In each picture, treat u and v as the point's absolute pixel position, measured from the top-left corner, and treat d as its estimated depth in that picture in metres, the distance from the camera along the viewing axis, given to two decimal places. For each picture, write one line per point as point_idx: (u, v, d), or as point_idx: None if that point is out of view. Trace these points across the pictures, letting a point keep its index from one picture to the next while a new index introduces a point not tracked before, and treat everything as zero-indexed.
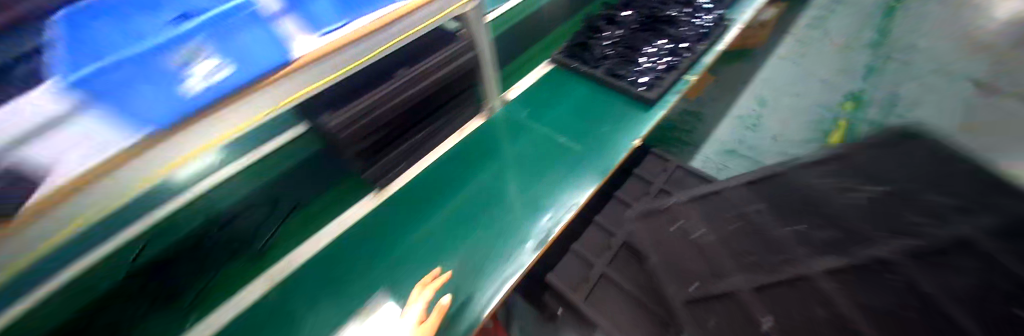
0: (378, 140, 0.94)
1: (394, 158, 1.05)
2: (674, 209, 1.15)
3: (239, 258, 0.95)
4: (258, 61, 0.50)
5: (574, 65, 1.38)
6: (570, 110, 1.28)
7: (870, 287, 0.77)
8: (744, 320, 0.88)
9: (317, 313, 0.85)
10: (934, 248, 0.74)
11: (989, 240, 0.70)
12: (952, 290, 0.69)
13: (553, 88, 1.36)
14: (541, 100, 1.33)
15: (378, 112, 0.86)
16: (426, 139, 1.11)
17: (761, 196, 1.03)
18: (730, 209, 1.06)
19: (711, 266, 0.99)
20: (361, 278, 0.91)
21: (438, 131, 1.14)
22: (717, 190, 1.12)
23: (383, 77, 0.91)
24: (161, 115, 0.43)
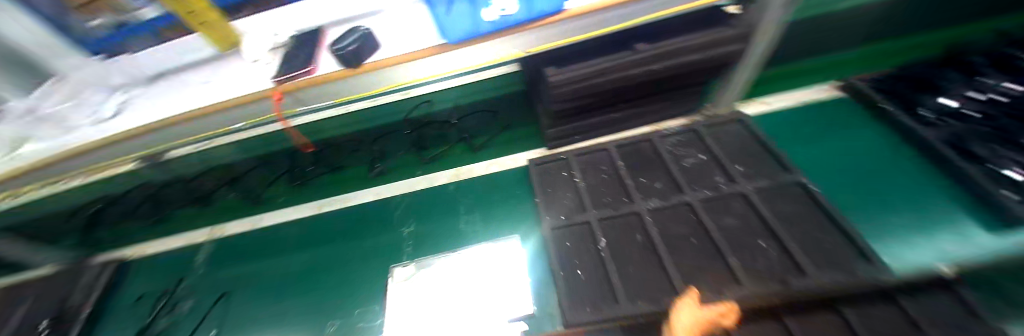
0: (582, 104, 0.90)
1: (590, 123, 1.00)
2: (635, 145, 0.98)
3: (462, 144, 1.22)
4: (535, 9, 0.65)
5: (883, 106, 0.95)
6: (839, 165, 0.89)
7: (679, 211, 0.83)
8: (589, 242, 0.85)
9: (468, 219, 1.03)
10: (724, 197, 0.82)
11: (757, 195, 0.80)
12: (765, 261, 0.72)
13: (808, 119, 1.00)
14: (800, 131, 0.97)
15: (601, 80, 0.79)
16: (621, 120, 1.01)
17: (687, 152, 0.92)
18: (670, 159, 0.91)
19: (627, 191, 0.90)
20: (505, 204, 1.04)
21: (638, 118, 1.00)
22: (680, 139, 0.95)
23: (622, 47, 0.81)
24: (482, 28, 0.68)
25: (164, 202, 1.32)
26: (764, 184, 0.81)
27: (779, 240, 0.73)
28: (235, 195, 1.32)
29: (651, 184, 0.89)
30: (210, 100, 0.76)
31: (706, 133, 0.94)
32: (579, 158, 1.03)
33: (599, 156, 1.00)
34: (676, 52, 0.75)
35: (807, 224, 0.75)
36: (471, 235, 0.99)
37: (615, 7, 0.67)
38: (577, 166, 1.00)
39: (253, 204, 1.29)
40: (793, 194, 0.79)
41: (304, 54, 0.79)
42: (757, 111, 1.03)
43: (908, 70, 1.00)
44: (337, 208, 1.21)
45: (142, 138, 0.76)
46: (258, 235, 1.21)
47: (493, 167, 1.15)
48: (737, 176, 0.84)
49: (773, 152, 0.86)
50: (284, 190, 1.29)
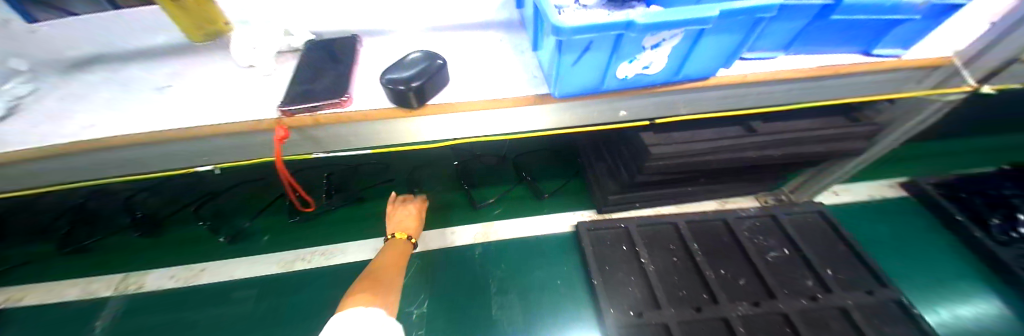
0: (667, 178, 0.77)
1: (661, 194, 0.88)
2: (706, 226, 0.88)
3: (524, 186, 1.08)
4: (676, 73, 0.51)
5: (959, 218, 0.90)
6: (919, 269, 0.85)
7: (771, 322, 0.71)
8: None
9: (503, 302, 0.83)
10: (821, 310, 0.72)
11: (858, 312, 0.71)
12: None
13: (876, 215, 0.95)
14: (869, 224, 0.93)
15: (711, 158, 0.68)
16: (694, 194, 0.90)
17: (767, 242, 0.84)
18: (751, 249, 0.82)
19: (708, 286, 0.77)
20: (550, 283, 0.86)
21: (712, 192, 0.91)
22: (756, 225, 0.88)
23: (732, 124, 0.71)
24: (606, 84, 0.51)
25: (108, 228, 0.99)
26: (859, 298, 0.73)
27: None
28: (201, 225, 1.00)
29: (734, 280, 0.78)
30: (169, 119, 0.47)
31: (783, 221, 0.87)
32: (641, 229, 0.89)
33: (665, 232, 0.88)
34: (793, 140, 0.68)
35: None
36: (508, 327, 0.79)
37: (759, 85, 0.55)
38: (641, 241, 0.86)
39: (204, 243, 0.97)
40: (886, 314, 0.71)
41: (330, 75, 0.52)
42: (826, 200, 0.98)
43: (969, 177, 0.98)
44: (317, 266, 0.92)
45: (33, 165, 0.45)
46: (195, 296, 0.87)
47: (531, 231, 0.98)
48: (832, 286, 0.75)
49: (865, 259, 0.79)
50: (268, 225, 1.00)
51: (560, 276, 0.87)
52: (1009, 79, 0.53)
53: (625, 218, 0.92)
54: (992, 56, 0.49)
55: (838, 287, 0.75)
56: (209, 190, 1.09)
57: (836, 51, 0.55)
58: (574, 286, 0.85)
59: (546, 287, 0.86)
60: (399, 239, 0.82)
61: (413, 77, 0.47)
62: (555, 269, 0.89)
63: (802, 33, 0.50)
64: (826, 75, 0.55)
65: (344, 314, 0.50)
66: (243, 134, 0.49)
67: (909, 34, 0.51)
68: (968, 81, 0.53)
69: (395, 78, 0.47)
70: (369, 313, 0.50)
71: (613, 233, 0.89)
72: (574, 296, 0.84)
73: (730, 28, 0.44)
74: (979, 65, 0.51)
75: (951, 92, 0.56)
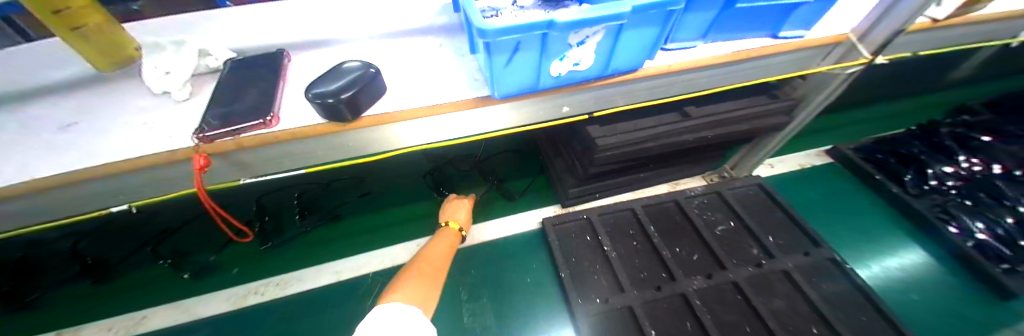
0: (621, 167, 0.81)
1: (618, 183, 0.92)
2: (660, 208, 0.93)
3: (488, 189, 1.07)
4: (607, 67, 0.53)
5: (877, 177, 1.01)
6: (851, 225, 0.95)
7: (724, 291, 0.76)
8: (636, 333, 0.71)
9: (475, 309, 0.82)
10: (766, 274, 0.78)
11: (798, 272, 0.78)
12: None
13: (807, 182, 1.05)
14: (806, 190, 1.03)
15: (652, 145, 0.72)
16: (646, 179, 0.95)
17: (715, 217, 0.90)
18: (702, 225, 0.88)
19: (666, 265, 0.81)
20: (519, 283, 0.87)
21: (663, 176, 0.96)
22: (706, 202, 0.93)
23: (672, 110, 0.75)
24: (542, 83, 0.52)
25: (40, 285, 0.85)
26: (797, 258, 0.80)
27: (832, 327, 0.69)
28: (161, 265, 0.90)
29: (688, 255, 0.82)
30: (79, 159, 0.42)
31: (729, 196, 0.93)
32: (602, 218, 0.92)
33: (623, 219, 0.92)
34: (723, 120, 0.74)
35: (844, 302, 0.74)
36: (480, 333, 0.79)
37: (686, 72, 0.58)
38: (602, 230, 0.89)
39: (144, 289, 0.87)
40: (821, 270, 0.79)
41: (254, 93, 0.50)
42: (766, 172, 1.06)
43: (883, 139, 1.09)
44: (274, 298, 0.87)
45: None
46: None
47: (499, 234, 0.98)
48: (774, 250, 0.81)
49: (800, 223, 0.86)
50: (232, 258, 0.93)
51: (529, 273, 0.88)
52: (897, 50, 0.60)
53: (587, 209, 0.94)
54: (883, 30, 0.55)
55: (781, 250, 0.82)
56: (165, 227, 0.98)
57: (750, 36, 0.59)
58: (544, 281, 0.87)
59: (516, 285, 0.86)
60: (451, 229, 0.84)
61: (341, 88, 0.45)
62: (524, 266, 0.90)
63: (716, 22, 0.54)
64: (741, 59, 0.59)
65: (380, 310, 0.51)
66: (158, 167, 0.45)
67: (807, 16, 0.56)
68: (863, 54, 0.59)
69: (325, 92, 0.45)
70: (404, 311, 0.51)
71: (576, 225, 0.92)
72: (543, 291, 0.85)
73: (647, 22, 0.46)
74: (870, 40, 0.57)
75: (851, 66, 0.62)
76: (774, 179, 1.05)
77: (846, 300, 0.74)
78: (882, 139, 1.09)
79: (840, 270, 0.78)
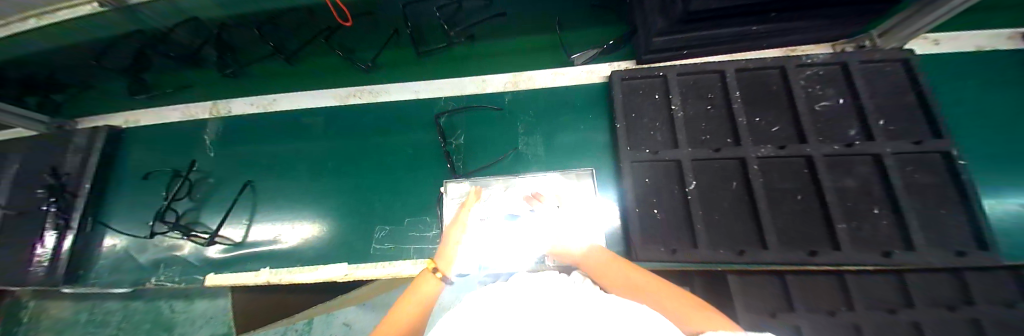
0: (735, 7, 0.66)
1: (719, 37, 0.78)
2: (756, 74, 0.81)
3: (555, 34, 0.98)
4: None
5: None
6: (1003, 128, 0.76)
7: (792, 164, 0.73)
8: (677, 182, 0.75)
9: (530, 141, 0.91)
10: (853, 156, 0.71)
11: (893, 159, 0.70)
12: (873, 230, 0.67)
13: (975, 69, 0.80)
14: (969, 79, 0.80)
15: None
16: (753, 37, 0.79)
17: (823, 92, 0.77)
18: (800, 97, 0.77)
19: (735, 131, 0.76)
20: (572, 129, 0.91)
21: (780, 35, 0.79)
22: (817, 74, 0.79)
23: None
24: None
25: (240, 60, 1.03)
26: (903, 149, 0.70)
27: (898, 211, 0.67)
28: (336, 55, 1.00)
29: (767, 127, 0.76)
30: None
31: (854, 72, 0.77)
32: (681, 78, 0.84)
33: (704, 81, 0.83)
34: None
35: (929, 197, 0.68)
36: (531, 158, 0.89)
37: None
38: (675, 88, 0.83)
39: (287, 77, 1.06)
40: (924, 165, 0.70)
41: None
42: (921, 50, 0.82)
43: None
44: (366, 102, 1.03)
45: None
46: (278, 121, 1.06)
47: (561, 81, 0.96)
48: (878, 135, 0.71)
49: (933, 111, 0.72)
50: (388, 61, 1.03)
51: (584, 120, 0.91)
52: None
53: (668, 65, 0.87)
54: None
55: (887, 138, 0.72)
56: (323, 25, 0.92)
57: None
58: (597, 128, 0.90)
59: (573, 129, 0.90)
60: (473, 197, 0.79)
61: None
62: (582, 114, 0.92)
63: None
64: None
65: None
66: None
67: None
68: None
69: None
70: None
71: (648, 80, 0.86)
72: (594, 136, 0.89)
73: None
74: None
75: None
76: (931, 59, 0.82)
77: (934, 195, 0.68)
78: None
79: (950, 167, 0.69)
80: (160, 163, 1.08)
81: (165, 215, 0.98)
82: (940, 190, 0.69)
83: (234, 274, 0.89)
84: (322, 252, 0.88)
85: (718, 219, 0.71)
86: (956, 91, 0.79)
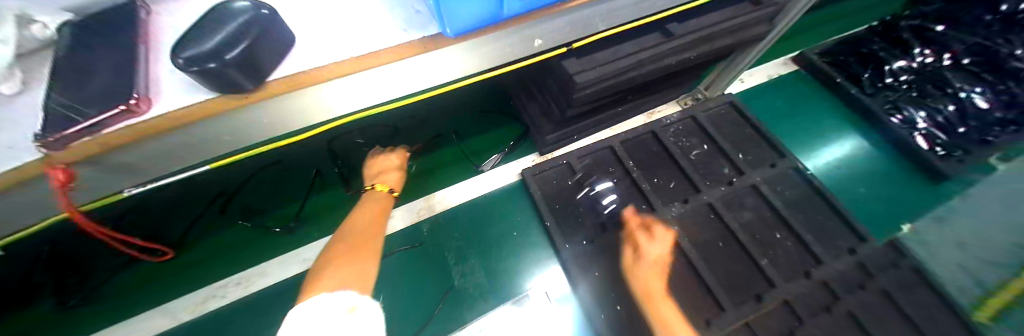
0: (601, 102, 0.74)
1: (597, 118, 0.86)
2: (641, 140, 0.90)
3: (455, 148, 0.96)
4: None
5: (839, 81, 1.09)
6: (801, 135, 1.02)
7: (702, 214, 0.79)
8: (622, 267, 0.75)
9: (465, 270, 0.80)
10: (738, 191, 0.82)
11: (764, 185, 0.82)
12: (787, 252, 0.74)
13: (769, 98, 1.08)
14: (769, 104, 1.07)
15: (636, 74, 0.66)
16: (623, 113, 0.90)
17: (692, 142, 0.89)
18: (679, 152, 0.87)
19: (646, 197, 0.81)
20: (505, 241, 0.83)
21: (641, 106, 0.91)
22: (680, 128, 0.92)
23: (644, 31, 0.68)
24: (506, 9, 0.40)
25: (85, 279, 0.74)
26: (767, 175, 0.84)
27: (795, 231, 0.77)
28: (238, 226, 0.83)
29: (668, 185, 0.83)
30: None
31: (706, 122, 0.92)
32: (581, 160, 0.88)
33: (603, 157, 0.88)
34: (708, 37, 0.67)
35: (807, 210, 0.80)
36: (473, 292, 0.77)
37: None
38: (582, 172, 0.86)
39: (111, 302, 0.73)
40: (788, 183, 0.84)
41: (102, 63, 0.30)
42: (735, 91, 1.07)
43: (830, 52, 1.16)
44: (239, 297, 0.76)
45: None
46: None
47: (473, 192, 0.91)
48: (744, 167, 0.84)
49: (768, 136, 0.89)
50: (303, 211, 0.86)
51: (513, 231, 0.85)
52: None
53: (568, 150, 0.91)
54: None
55: (753, 169, 0.85)
56: (216, 190, 0.87)
57: None
58: (528, 234, 0.84)
59: (504, 242, 0.83)
60: (380, 192, 0.70)
61: (218, 41, 0.27)
62: (509, 224, 0.86)
63: None
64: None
65: None
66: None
67: None
68: None
69: (221, 43, 0.27)
70: (339, 297, 0.40)
71: (554, 170, 0.88)
72: (528, 240, 0.83)
73: None
74: None
75: None
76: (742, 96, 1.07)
77: (807, 206, 0.81)
78: (829, 52, 1.16)
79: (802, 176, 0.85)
80: None
81: None
82: (809, 200, 0.82)
83: None
84: None
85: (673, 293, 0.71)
86: (766, 116, 1.05)
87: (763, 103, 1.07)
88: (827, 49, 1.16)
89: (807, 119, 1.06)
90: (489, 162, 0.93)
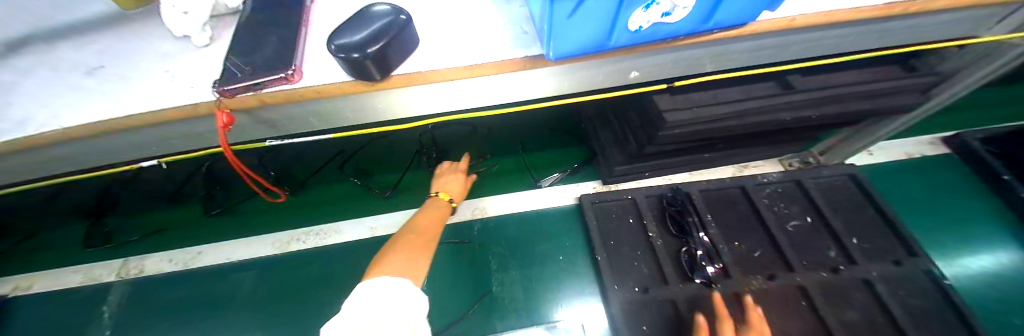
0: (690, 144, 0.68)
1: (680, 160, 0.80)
2: (724, 194, 0.82)
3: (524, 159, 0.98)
4: (671, 26, 0.38)
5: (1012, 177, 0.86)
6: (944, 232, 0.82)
7: (787, 296, 0.68)
8: (676, 329, 0.67)
9: (504, 279, 0.80)
10: (842, 282, 0.68)
11: (882, 284, 0.67)
12: None
13: (903, 178, 0.90)
14: (903, 187, 0.89)
15: (736, 123, 0.60)
16: (709, 160, 0.82)
17: (789, 210, 0.78)
18: (771, 218, 0.76)
19: (720, 258, 0.72)
20: (552, 262, 0.82)
21: (734, 157, 0.83)
22: (776, 191, 0.81)
23: (760, 79, 0.62)
24: (615, 40, 0.38)
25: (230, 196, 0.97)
26: (886, 271, 0.69)
27: None
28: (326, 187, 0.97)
29: (750, 252, 0.73)
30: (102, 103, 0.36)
31: (812, 190, 0.80)
32: (651, 201, 0.83)
33: (676, 204, 0.80)
34: (834, 97, 0.59)
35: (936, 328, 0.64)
36: (509, 305, 0.77)
37: (780, 35, 0.43)
38: (650, 214, 0.80)
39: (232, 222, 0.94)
40: (914, 288, 0.68)
41: (275, 42, 0.37)
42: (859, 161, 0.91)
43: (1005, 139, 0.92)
44: (312, 247, 0.89)
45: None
46: (194, 281, 0.86)
47: (531, 206, 0.91)
48: (856, 255, 0.70)
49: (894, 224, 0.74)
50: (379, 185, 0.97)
51: (563, 254, 0.83)
52: None
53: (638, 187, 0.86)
54: None
55: (867, 259, 0.71)
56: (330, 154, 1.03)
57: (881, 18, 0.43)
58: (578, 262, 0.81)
59: (552, 263, 0.82)
60: (440, 200, 0.75)
61: (367, 37, 0.32)
62: (560, 247, 0.84)
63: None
64: (928, 10, 0.41)
65: None
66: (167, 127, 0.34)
67: None
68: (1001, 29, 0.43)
69: (373, 39, 0.32)
70: (394, 284, 0.44)
71: (620, 205, 0.83)
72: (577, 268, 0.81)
73: None
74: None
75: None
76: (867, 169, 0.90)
77: (938, 324, 0.64)
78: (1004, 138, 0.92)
79: (936, 284, 0.68)
80: None
81: None
82: (942, 317, 0.65)
83: None
84: None
85: None
86: (895, 199, 0.87)
87: (893, 182, 0.89)
88: (997, 133, 0.91)
89: (953, 214, 0.85)
90: (552, 179, 0.92)
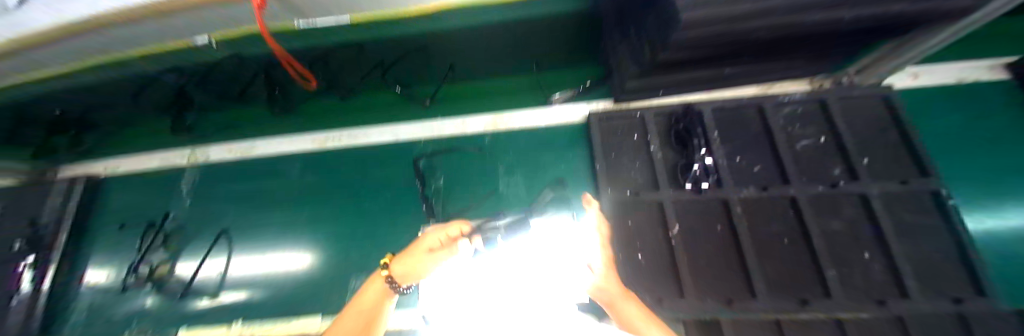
0: (707, 52, 0.65)
1: (697, 75, 0.77)
2: (736, 113, 0.81)
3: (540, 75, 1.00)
4: None
5: None
6: (971, 161, 0.79)
7: (776, 206, 0.71)
8: (660, 226, 0.73)
9: (510, 181, 0.89)
10: (837, 197, 0.70)
11: (879, 200, 0.68)
12: (866, 277, 0.64)
13: (944, 104, 0.83)
14: (940, 114, 0.83)
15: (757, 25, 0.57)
16: (727, 78, 0.79)
17: (802, 131, 0.77)
18: (781, 137, 0.76)
19: (717, 170, 0.75)
20: (556, 169, 0.89)
21: (755, 75, 0.79)
22: (793, 111, 0.79)
23: None
24: None
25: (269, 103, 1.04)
26: (890, 191, 0.69)
27: (889, 255, 0.65)
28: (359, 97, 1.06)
29: (749, 167, 0.75)
30: None
31: (834, 111, 0.77)
32: (658, 117, 0.84)
33: (684, 121, 0.80)
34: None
35: (922, 243, 0.66)
36: (512, 200, 0.87)
37: None
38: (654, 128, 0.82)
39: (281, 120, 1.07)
40: (913, 207, 0.68)
41: None
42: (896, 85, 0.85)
43: None
44: (346, 146, 1.02)
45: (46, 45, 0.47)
46: (257, 167, 1.04)
47: (541, 120, 0.96)
48: (860, 175, 0.70)
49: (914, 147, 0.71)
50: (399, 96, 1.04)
51: (566, 162, 0.90)
52: None
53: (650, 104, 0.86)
54: None
55: (872, 179, 0.70)
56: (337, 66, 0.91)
57: None
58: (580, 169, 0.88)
59: (554, 169, 0.89)
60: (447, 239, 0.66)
61: None
62: (565, 156, 0.90)
63: None
64: None
65: None
66: None
67: None
68: None
69: None
70: None
71: (627, 119, 0.85)
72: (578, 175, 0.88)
73: None
74: None
75: None
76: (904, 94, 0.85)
77: (927, 239, 0.66)
78: None
79: (937, 206, 0.68)
80: (137, 210, 1.06)
81: (139, 267, 0.95)
82: (933, 235, 0.66)
83: (208, 329, 0.87)
84: (297, 303, 0.85)
85: (706, 267, 0.68)
86: (928, 126, 0.82)
87: (932, 109, 0.83)
88: None
89: (991, 144, 0.80)
90: (564, 94, 0.95)
